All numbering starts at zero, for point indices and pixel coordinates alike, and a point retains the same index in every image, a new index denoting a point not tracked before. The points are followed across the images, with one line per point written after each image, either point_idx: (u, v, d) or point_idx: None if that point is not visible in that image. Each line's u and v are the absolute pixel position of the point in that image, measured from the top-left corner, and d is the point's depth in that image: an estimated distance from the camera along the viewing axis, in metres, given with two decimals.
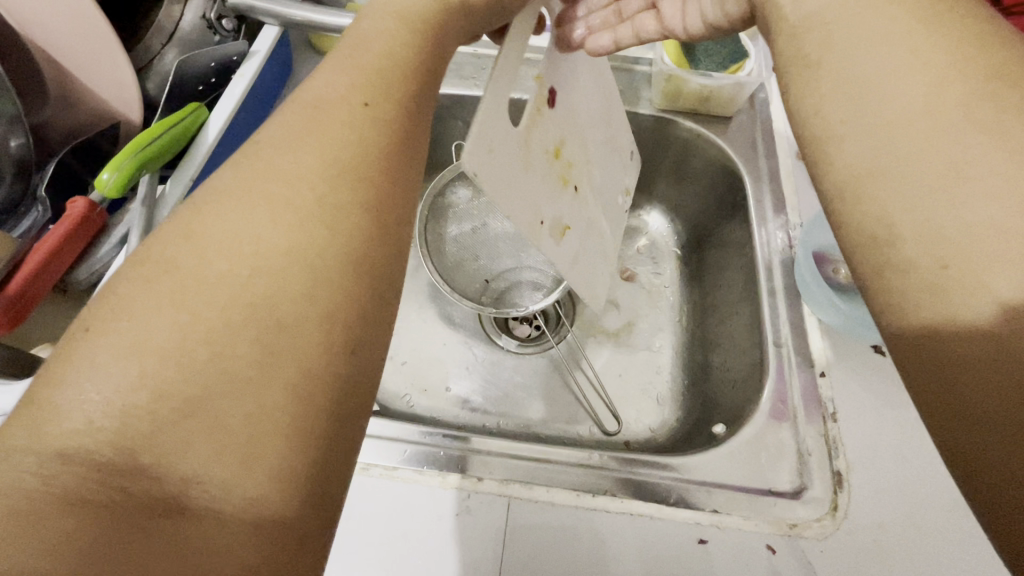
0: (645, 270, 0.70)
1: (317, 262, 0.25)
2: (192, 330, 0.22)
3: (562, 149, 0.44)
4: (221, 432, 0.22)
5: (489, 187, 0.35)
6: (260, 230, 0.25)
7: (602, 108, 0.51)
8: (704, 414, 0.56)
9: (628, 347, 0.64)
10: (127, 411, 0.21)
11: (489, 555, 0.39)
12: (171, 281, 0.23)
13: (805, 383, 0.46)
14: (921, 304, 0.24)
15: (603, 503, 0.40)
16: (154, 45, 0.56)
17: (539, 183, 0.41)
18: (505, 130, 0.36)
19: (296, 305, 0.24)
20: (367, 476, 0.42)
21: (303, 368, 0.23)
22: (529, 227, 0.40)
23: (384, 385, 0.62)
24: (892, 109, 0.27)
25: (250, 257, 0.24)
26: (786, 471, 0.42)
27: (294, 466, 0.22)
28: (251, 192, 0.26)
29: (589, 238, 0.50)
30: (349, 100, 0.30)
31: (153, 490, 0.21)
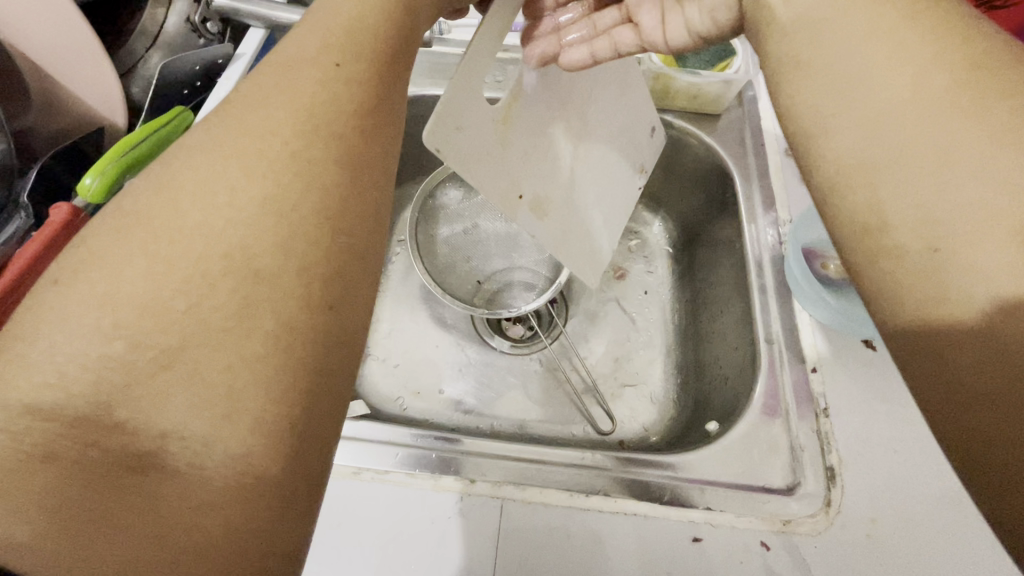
0: (637, 268, 0.70)
1: (291, 219, 0.26)
2: (166, 283, 0.23)
3: (547, 137, 0.45)
4: (200, 381, 0.23)
5: (455, 162, 0.36)
6: (234, 181, 0.26)
7: (607, 95, 0.50)
8: (697, 412, 0.56)
9: (621, 348, 0.64)
10: (100, 365, 0.22)
11: (483, 556, 0.38)
12: (147, 262, 0.23)
13: (796, 378, 0.46)
14: (879, 268, 0.25)
15: (598, 503, 0.40)
16: (138, 49, 0.56)
17: (516, 165, 0.41)
18: (476, 109, 0.37)
19: (271, 256, 0.25)
20: (359, 480, 0.42)
21: (281, 321, 0.24)
22: (500, 200, 0.41)
23: (376, 388, 0.62)
24: (863, 83, 0.28)
25: (225, 209, 0.25)
26: (780, 467, 0.42)
27: (278, 437, 0.23)
28: (226, 148, 0.26)
29: (578, 234, 0.50)
30: (320, 60, 0.30)
31: (130, 446, 0.22)
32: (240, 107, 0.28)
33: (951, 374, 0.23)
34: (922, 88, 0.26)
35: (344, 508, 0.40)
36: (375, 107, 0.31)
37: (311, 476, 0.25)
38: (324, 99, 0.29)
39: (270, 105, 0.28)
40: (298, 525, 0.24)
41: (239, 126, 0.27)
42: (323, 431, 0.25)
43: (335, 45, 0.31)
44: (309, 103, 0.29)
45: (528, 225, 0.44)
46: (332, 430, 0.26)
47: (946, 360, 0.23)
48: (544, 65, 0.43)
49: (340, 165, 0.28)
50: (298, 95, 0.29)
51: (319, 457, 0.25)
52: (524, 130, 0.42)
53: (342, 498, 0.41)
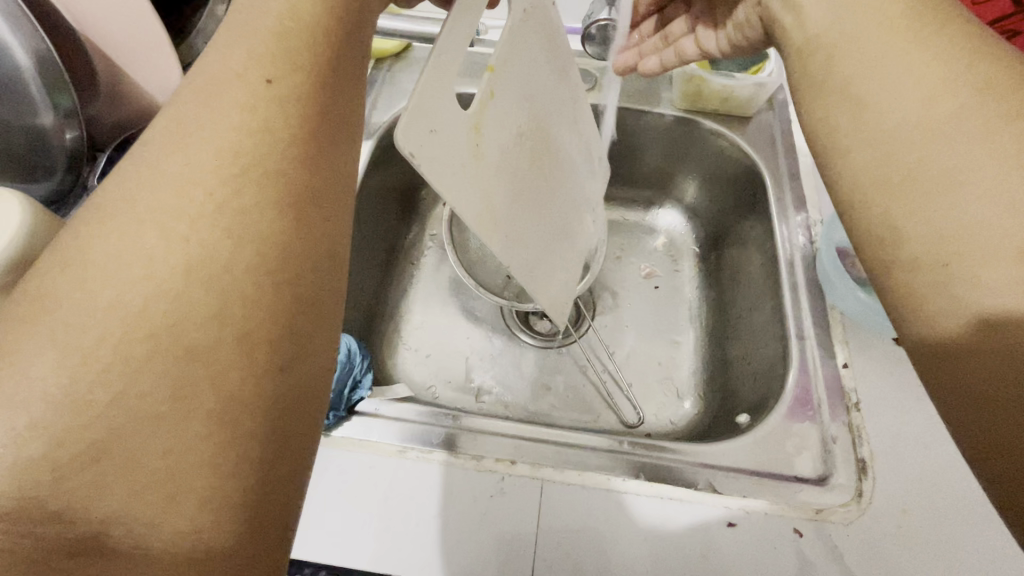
0: (663, 267, 0.72)
1: (220, 284, 0.23)
2: (82, 377, 0.20)
3: (519, 156, 0.42)
4: (132, 468, 0.21)
5: (430, 173, 0.32)
6: (152, 250, 0.23)
7: (571, 109, 0.51)
8: (724, 406, 0.57)
9: (645, 343, 0.66)
10: (23, 464, 0.19)
11: (525, 534, 0.40)
12: (74, 340, 0.21)
13: (828, 375, 0.47)
14: (901, 277, 0.27)
15: (633, 486, 0.42)
16: (197, 44, 0.58)
17: (490, 182, 0.38)
18: (453, 111, 0.33)
19: (206, 330, 0.23)
20: (403, 459, 0.43)
21: (220, 395, 0.23)
22: (476, 219, 0.37)
23: (408, 375, 0.64)
24: (882, 101, 0.30)
25: (142, 284, 0.22)
26: (811, 459, 0.43)
27: (228, 495, 0.23)
28: (139, 208, 0.23)
29: (553, 250, 0.50)
30: (247, 78, 0.27)
31: (70, 533, 0.20)
32: (150, 154, 0.25)
33: (969, 377, 0.23)
34: (965, 82, 0.27)
35: (386, 486, 0.42)
36: (317, 139, 0.28)
37: (267, 529, 0.24)
38: (252, 130, 0.26)
39: (187, 153, 0.25)
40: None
41: (152, 179, 0.24)
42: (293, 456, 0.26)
43: (261, 57, 0.27)
44: (239, 140, 0.25)
45: (501, 254, 0.41)
46: (291, 484, 0.26)
47: (960, 361, 0.24)
48: (512, 74, 0.40)
49: (284, 211, 0.26)
50: (223, 132, 0.25)
51: (289, 473, 0.25)
52: (498, 142, 0.39)
53: (387, 476, 0.42)
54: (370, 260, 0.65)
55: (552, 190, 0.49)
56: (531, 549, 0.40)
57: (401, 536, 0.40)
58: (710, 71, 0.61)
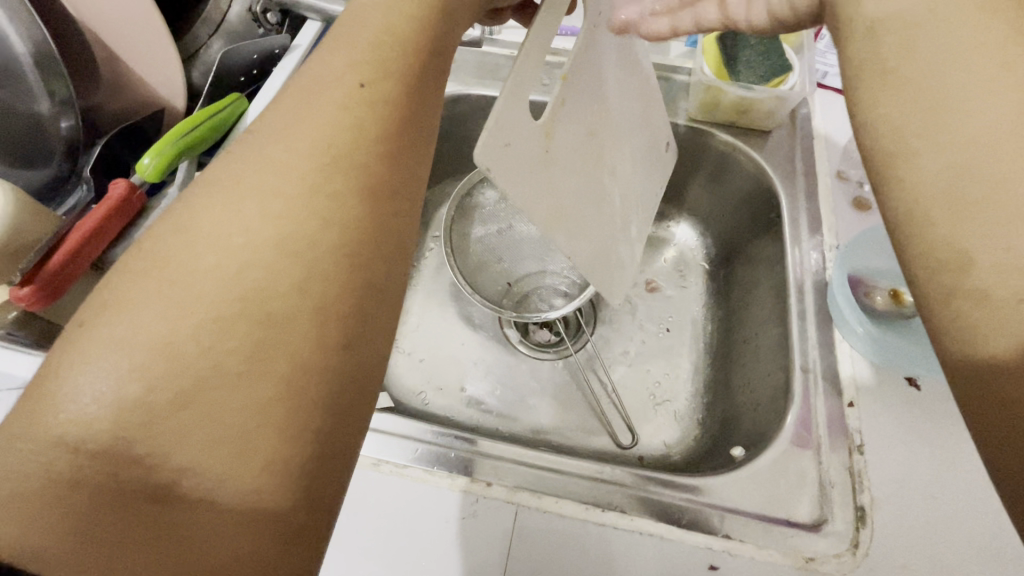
0: (670, 283, 0.69)
1: (308, 258, 0.25)
2: (180, 328, 0.23)
3: (583, 154, 0.43)
4: (211, 418, 0.22)
5: (505, 181, 0.35)
6: (250, 223, 0.25)
7: (643, 109, 0.51)
8: (722, 431, 0.55)
9: (648, 360, 0.64)
10: (120, 403, 0.22)
11: (495, 557, 0.39)
12: (167, 300, 0.23)
13: (832, 410, 0.44)
14: (963, 308, 0.22)
15: (612, 518, 0.40)
16: (201, 35, 0.57)
17: (558, 183, 0.40)
18: (525, 121, 0.36)
19: (289, 298, 0.24)
20: (377, 472, 0.42)
21: (296, 360, 0.24)
22: (542, 219, 0.39)
23: (399, 381, 0.63)
24: (961, 103, 0.25)
25: (240, 252, 0.24)
26: (806, 502, 0.40)
27: (288, 461, 0.23)
28: (243, 184, 0.26)
29: (616, 242, 0.49)
30: (347, 82, 0.29)
31: (148, 477, 0.22)
32: (252, 146, 0.28)
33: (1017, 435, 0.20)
34: None
35: (356, 499, 0.41)
36: (396, 134, 0.29)
37: (323, 503, 0.24)
38: (346, 127, 0.28)
39: (289, 142, 0.27)
40: (304, 562, 0.23)
41: (258, 163, 0.27)
42: (349, 434, 0.25)
43: (359, 64, 0.30)
44: (332, 132, 0.28)
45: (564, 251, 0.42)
46: (342, 472, 0.25)
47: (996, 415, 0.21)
48: (584, 80, 0.42)
49: (359, 197, 0.27)
50: (318, 124, 0.28)
51: (344, 454, 0.25)
52: (569, 146, 0.41)
53: (363, 489, 0.41)
54: None
55: (617, 184, 0.49)
56: (504, 561, 0.38)
57: (374, 547, 0.39)
58: (728, 82, 0.58)
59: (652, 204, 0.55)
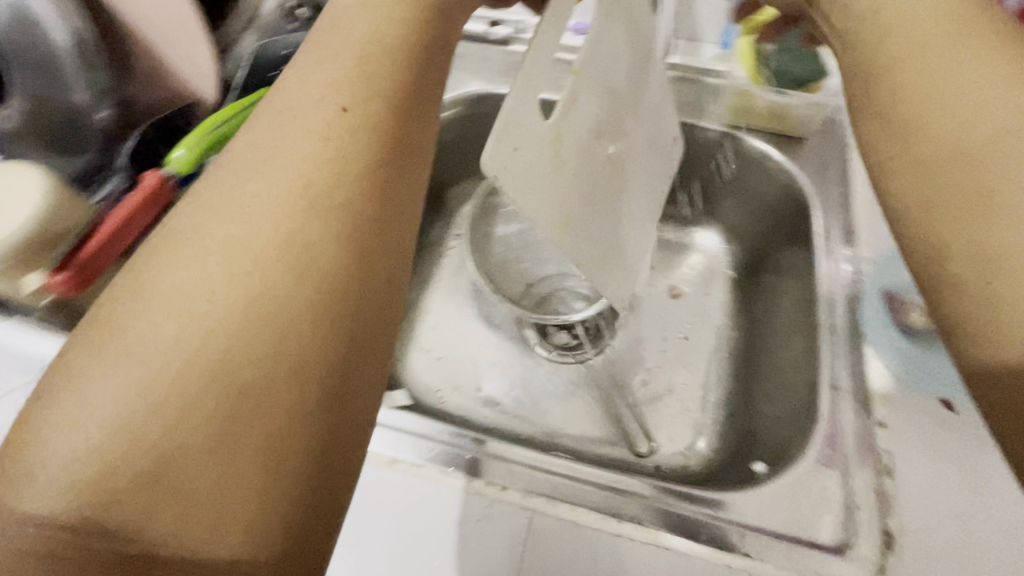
0: (695, 290, 0.68)
1: (278, 318, 0.24)
2: (142, 402, 0.22)
3: (596, 155, 0.42)
4: (190, 484, 0.22)
5: (513, 185, 0.34)
6: (214, 284, 0.24)
7: (647, 120, 0.49)
8: (744, 445, 0.54)
9: (667, 371, 0.62)
10: (80, 483, 0.21)
11: (509, 563, 0.38)
12: (130, 370, 0.23)
13: (860, 430, 0.42)
14: None
15: (628, 530, 0.39)
16: (235, 30, 0.58)
17: (569, 190, 0.39)
18: (534, 125, 0.35)
19: (263, 354, 0.24)
20: (393, 470, 0.42)
21: (266, 427, 0.23)
22: (552, 225, 0.38)
23: (417, 378, 0.63)
24: None
25: (203, 317, 0.24)
26: (830, 523, 0.39)
27: (263, 526, 0.23)
28: (208, 241, 0.25)
29: (624, 250, 0.47)
30: (329, 111, 0.29)
31: (121, 550, 0.22)
32: (229, 176, 0.27)
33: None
34: None
35: (372, 495, 0.41)
36: (380, 161, 0.29)
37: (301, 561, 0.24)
38: (318, 167, 0.27)
39: (263, 182, 0.27)
40: None
41: (228, 209, 0.26)
42: (328, 490, 0.25)
43: (341, 87, 0.29)
44: (302, 176, 0.27)
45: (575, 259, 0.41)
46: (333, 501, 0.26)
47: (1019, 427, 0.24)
48: (597, 73, 0.41)
49: (341, 235, 0.26)
50: (294, 162, 0.27)
51: (325, 508, 0.25)
52: (581, 147, 0.40)
53: (379, 486, 0.41)
54: None
55: (628, 198, 0.47)
56: (518, 566, 0.38)
57: (388, 547, 0.39)
58: (761, 87, 0.58)
59: (656, 207, 0.53)
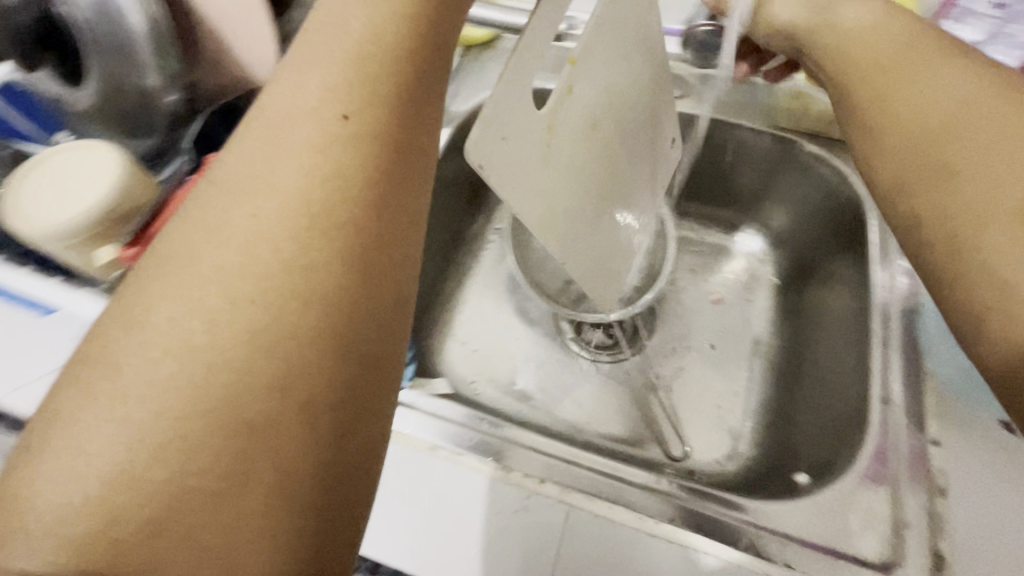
0: (736, 295, 0.67)
1: (289, 350, 0.23)
2: (140, 449, 0.20)
3: (590, 156, 0.39)
4: (192, 543, 0.21)
5: (495, 178, 0.32)
6: (216, 316, 0.22)
7: (651, 110, 0.46)
8: (783, 457, 0.53)
9: (704, 376, 0.61)
10: (75, 541, 0.19)
11: (544, 555, 0.39)
12: (123, 415, 0.20)
13: (912, 449, 0.41)
14: None
15: (666, 532, 0.39)
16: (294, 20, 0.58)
17: (557, 184, 0.36)
18: (524, 114, 0.32)
19: (267, 392, 0.22)
20: (433, 457, 0.42)
21: (279, 465, 0.22)
22: (537, 221, 0.36)
23: (453, 368, 0.64)
24: None
25: (207, 352, 0.22)
26: (875, 540, 0.38)
27: (283, 565, 0.22)
28: (208, 267, 0.23)
29: (618, 247, 0.45)
30: (324, 115, 0.26)
31: None
32: (226, 192, 0.24)
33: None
34: None
35: (411, 480, 0.42)
36: (383, 173, 0.27)
37: None
38: (324, 180, 0.25)
39: (255, 203, 0.24)
40: None
41: (218, 235, 0.23)
42: (344, 520, 0.25)
43: (347, 86, 0.27)
44: (308, 189, 0.24)
45: (558, 256, 0.38)
46: (348, 529, 0.25)
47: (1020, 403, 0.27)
48: (596, 63, 0.38)
49: (347, 256, 0.25)
50: (287, 177, 0.24)
51: (343, 539, 0.25)
52: (573, 141, 0.37)
53: (417, 470, 0.42)
54: (434, 245, 0.65)
55: (624, 192, 0.44)
56: (553, 558, 0.39)
57: (424, 528, 0.41)
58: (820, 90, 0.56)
59: (655, 201, 0.50)
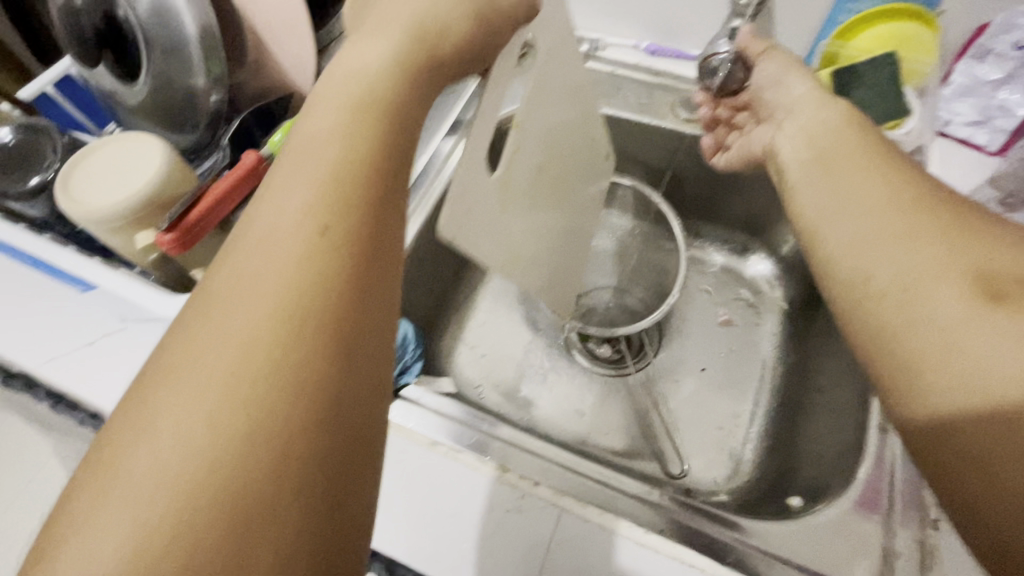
0: (743, 317, 0.67)
1: (288, 433, 0.21)
2: (141, 551, 0.19)
3: (537, 202, 0.47)
4: None
5: (467, 237, 0.39)
6: (215, 402, 0.21)
7: (585, 134, 0.51)
8: (781, 480, 0.53)
9: (707, 397, 0.62)
10: None
11: (534, 554, 0.40)
12: (124, 516, 0.19)
13: (908, 480, 0.41)
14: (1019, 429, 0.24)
15: (655, 542, 0.39)
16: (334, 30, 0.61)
17: (517, 231, 0.45)
18: (482, 184, 0.39)
19: (262, 490, 0.20)
20: (433, 451, 0.44)
21: (279, 557, 0.20)
22: (505, 263, 0.44)
23: (460, 372, 0.65)
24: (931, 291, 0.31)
25: (206, 440, 0.20)
26: (866, 569, 0.38)
27: None
28: (210, 352, 0.22)
29: (567, 254, 0.54)
30: (305, 215, 0.24)
31: None
32: (229, 274, 0.23)
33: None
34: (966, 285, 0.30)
35: (412, 473, 0.43)
36: (365, 286, 0.24)
37: None
38: (313, 249, 0.23)
39: (228, 339, 0.22)
40: None
41: (219, 318, 0.22)
42: None
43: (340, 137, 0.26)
44: (302, 258, 0.23)
45: (520, 281, 0.47)
46: None
47: (986, 444, 0.26)
48: (533, 129, 0.44)
49: (342, 335, 0.23)
50: (258, 308, 0.22)
51: None
52: (525, 192, 0.45)
53: (417, 464, 0.44)
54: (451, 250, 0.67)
55: (569, 209, 0.52)
56: (541, 559, 0.40)
57: (421, 518, 0.42)
58: None
59: (594, 216, 0.57)
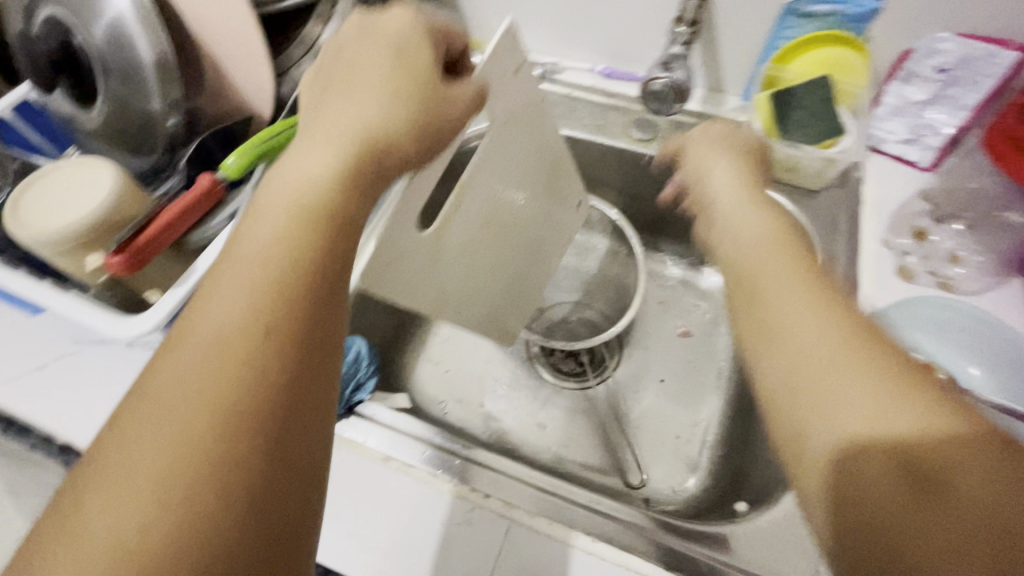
0: (700, 329, 0.69)
1: (217, 535, 0.22)
2: None
3: (476, 253, 0.47)
4: None
5: (388, 285, 0.40)
6: (145, 506, 0.21)
7: (544, 185, 0.52)
8: (733, 486, 0.54)
9: (666, 407, 0.63)
10: None
11: (484, 564, 0.40)
12: None
13: None
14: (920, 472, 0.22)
15: (600, 550, 0.40)
16: (294, 54, 0.63)
17: (447, 278, 0.45)
18: (411, 238, 0.40)
19: None
20: (385, 466, 0.45)
21: None
22: (431, 308, 0.45)
23: (424, 388, 0.66)
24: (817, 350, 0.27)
25: (133, 545, 0.21)
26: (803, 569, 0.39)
27: None
28: (142, 452, 0.22)
29: (517, 293, 0.55)
30: (246, 318, 0.25)
31: None
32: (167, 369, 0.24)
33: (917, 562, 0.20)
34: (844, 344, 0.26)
35: (365, 489, 0.44)
36: (304, 381, 0.25)
37: None
38: (251, 347, 0.24)
39: (161, 440, 0.22)
40: None
41: (153, 415, 0.23)
42: None
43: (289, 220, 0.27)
44: (239, 357, 0.24)
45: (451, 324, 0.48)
46: None
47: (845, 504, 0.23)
48: (481, 184, 0.45)
49: (277, 432, 0.24)
50: (194, 407, 0.23)
51: None
52: (461, 244, 0.45)
53: (370, 480, 0.44)
54: None
55: (520, 251, 0.52)
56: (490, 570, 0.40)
57: (372, 533, 0.42)
58: (776, 139, 0.60)
59: (555, 250, 0.58)
